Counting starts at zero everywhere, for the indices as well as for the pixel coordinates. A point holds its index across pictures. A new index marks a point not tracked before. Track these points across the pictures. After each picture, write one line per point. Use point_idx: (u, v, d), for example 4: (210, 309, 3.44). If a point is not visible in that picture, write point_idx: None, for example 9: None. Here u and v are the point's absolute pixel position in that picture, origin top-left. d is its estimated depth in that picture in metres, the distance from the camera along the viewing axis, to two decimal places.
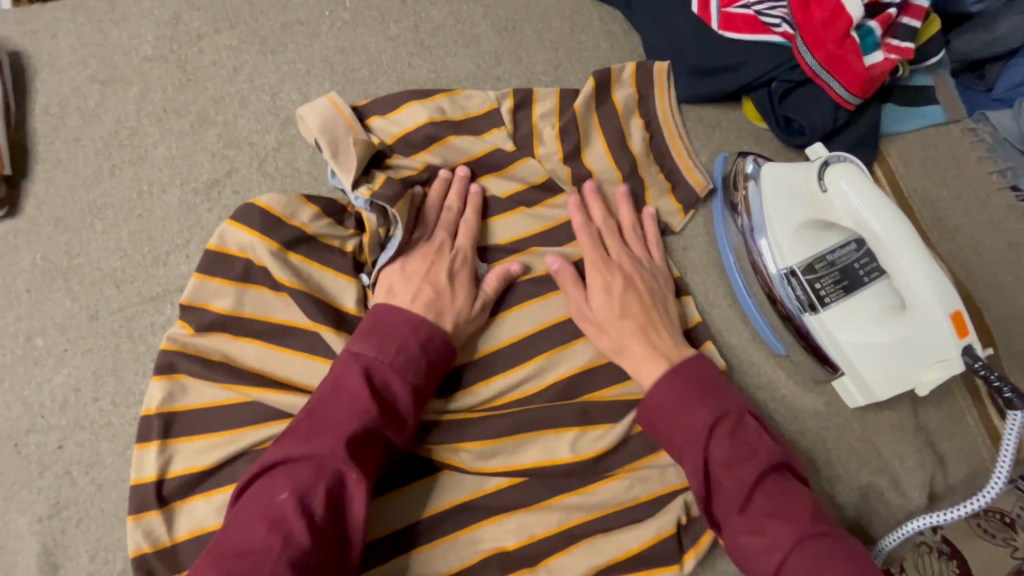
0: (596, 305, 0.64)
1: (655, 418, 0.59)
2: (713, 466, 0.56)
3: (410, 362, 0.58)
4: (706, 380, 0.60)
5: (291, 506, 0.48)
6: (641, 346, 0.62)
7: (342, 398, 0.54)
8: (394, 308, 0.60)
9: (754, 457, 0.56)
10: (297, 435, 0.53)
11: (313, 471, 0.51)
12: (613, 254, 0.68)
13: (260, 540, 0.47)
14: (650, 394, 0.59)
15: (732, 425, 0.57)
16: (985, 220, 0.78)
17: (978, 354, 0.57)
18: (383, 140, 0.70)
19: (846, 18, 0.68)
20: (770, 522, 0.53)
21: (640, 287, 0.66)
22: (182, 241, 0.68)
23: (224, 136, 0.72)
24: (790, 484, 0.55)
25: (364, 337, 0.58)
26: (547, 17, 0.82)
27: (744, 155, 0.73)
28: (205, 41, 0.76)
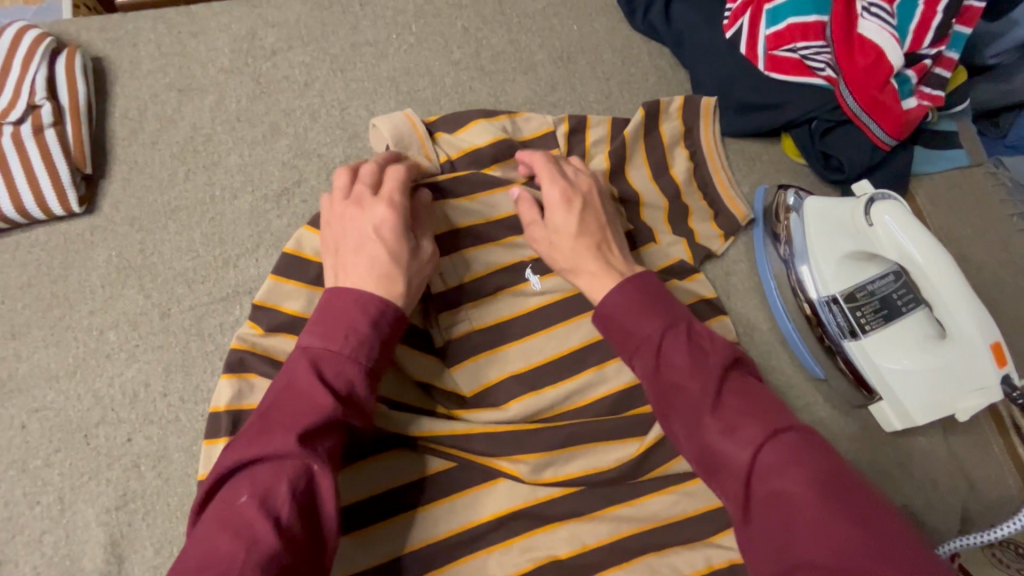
0: (555, 220, 0.66)
1: (611, 330, 0.59)
2: (672, 372, 0.53)
3: (364, 348, 0.54)
4: (656, 291, 0.59)
5: (255, 508, 0.45)
6: (596, 263, 0.63)
7: (294, 392, 0.50)
8: (343, 292, 0.56)
9: (711, 358, 0.53)
10: (251, 436, 0.49)
11: (275, 470, 0.47)
12: (568, 174, 0.69)
13: (224, 549, 0.44)
14: (604, 302, 0.59)
15: (685, 330, 0.56)
16: (1006, 259, 0.83)
17: (1017, 383, 0.61)
18: (448, 154, 0.74)
19: (888, 67, 0.72)
20: (739, 419, 0.50)
21: (596, 207, 0.68)
22: (252, 245, 0.70)
23: (295, 147, 0.75)
24: (753, 383, 0.53)
25: (312, 329, 0.54)
26: (600, 49, 0.87)
27: (785, 188, 0.77)
28: (279, 57, 0.80)
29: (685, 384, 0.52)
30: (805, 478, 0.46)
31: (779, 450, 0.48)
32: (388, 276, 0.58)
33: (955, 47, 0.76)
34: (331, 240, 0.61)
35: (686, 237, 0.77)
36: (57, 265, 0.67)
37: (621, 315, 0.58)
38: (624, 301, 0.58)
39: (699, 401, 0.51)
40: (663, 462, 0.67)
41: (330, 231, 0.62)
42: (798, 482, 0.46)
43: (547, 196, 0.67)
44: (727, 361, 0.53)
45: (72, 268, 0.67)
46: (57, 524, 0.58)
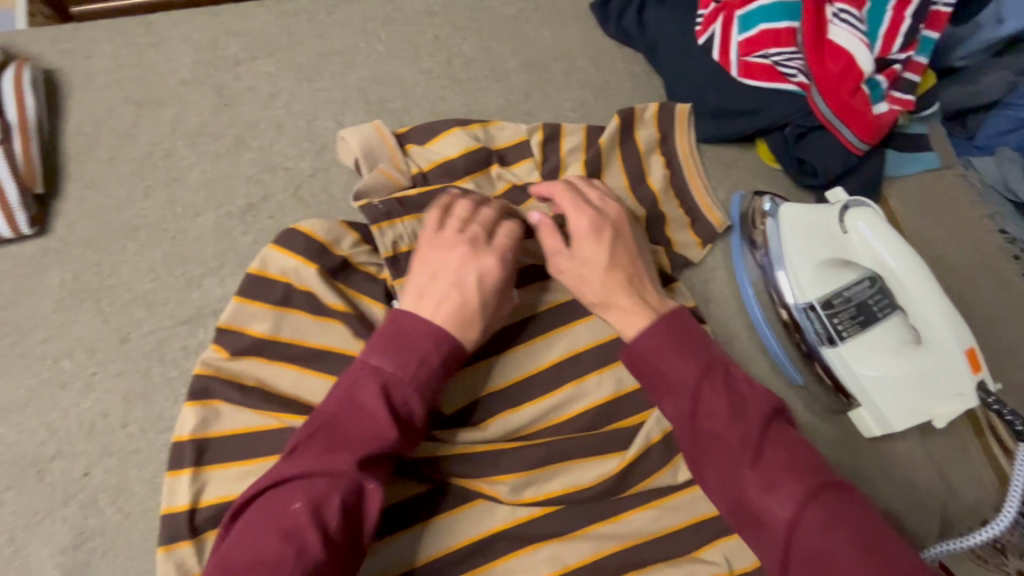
0: (582, 252, 0.63)
1: (642, 372, 0.57)
2: (712, 422, 0.52)
3: (430, 382, 0.55)
4: (691, 332, 0.57)
5: (306, 516, 0.48)
6: (628, 299, 0.61)
7: (360, 412, 0.52)
8: (418, 319, 0.57)
9: (751, 409, 0.53)
10: (313, 447, 0.51)
11: (329, 483, 0.50)
12: (594, 202, 0.67)
13: (273, 552, 0.47)
14: (637, 341, 0.57)
15: (722, 376, 0.55)
16: (976, 260, 0.85)
17: (991, 389, 0.62)
18: (420, 166, 0.72)
19: (859, 72, 0.72)
20: (782, 476, 0.50)
21: (625, 237, 0.66)
22: (216, 264, 0.68)
23: (260, 161, 0.73)
24: (790, 435, 0.53)
25: (384, 351, 0.55)
26: (573, 56, 0.86)
27: (762, 194, 0.77)
28: (242, 67, 0.77)
29: (724, 434, 0.52)
30: (843, 542, 0.46)
31: (819, 511, 0.48)
32: (468, 323, 0.59)
33: (925, 51, 0.76)
34: (423, 264, 0.61)
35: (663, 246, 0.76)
36: (6, 291, 0.64)
37: (654, 355, 0.56)
38: (658, 341, 0.56)
39: (736, 453, 0.51)
40: (643, 478, 0.66)
41: (426, 258, 0.61)
42: (840, 547, 0.46)
43: (572, 226, 0.64)
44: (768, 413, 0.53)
45: (22, 294, 0.64)
46: (9, 566, 0.55)
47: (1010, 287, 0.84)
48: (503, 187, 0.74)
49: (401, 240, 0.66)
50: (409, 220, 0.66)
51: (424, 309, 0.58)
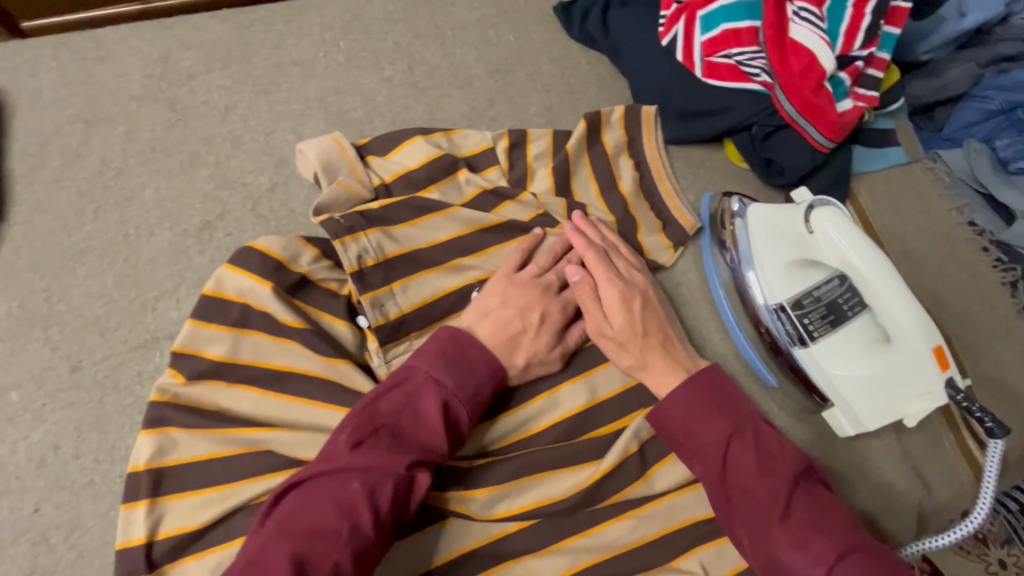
0: (615, 322, 0.63)
1: (670, 433, 0.58)
2: (741, 479, 0.54)
3: (482, 403, 0.59)
4: (721, 390, 0.58)
5: (363, 497, 0.50)
6: (663, 362, 0.62)
7: (421, 416, 0.55)
8: (477, 343, 0.60)
9: (779, 467, 0.53)
10: (375, 439, 0.53)
11: (386, 473, 0.52)
12: (622, 272, 0.67)
13: (331, 524, 0.49)
14: (664, 401, 0.58)
15: (752, 434, 0.55)
16: (946, 254, 0.85)
17: (960, 386, 0.61)
18: (382, 178, 0.71)
19: (821, 70, 0.72)
20: (812, 535, 0.50)
21: (654, 304, 0.66)
22: (172, 285, 0.65)
23: (217, 177, 0.71)
24: (821, 494, 0.54)
25: (449, 364, 0.58)
26: (538, 61, 0.85)
27: (730, 195, 0.77)
28: (196, 80, 0.75)
29: (754, 491, 0.53)
30: None
31: (851, 570, 0.48)
32: (515, 348, 0.63)
33: (886, 47, 0.76)
34: (492, 292, 0.64)
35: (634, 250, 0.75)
36: None
37: (683, 414, 0.57)
38: (687, 401, 0.57)
39: (766, 511, 0.52)
40: (618, 489, 0.65)
41: (497, 285, 0.65)
42: None
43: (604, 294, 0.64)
44: (797, 471, 0.53)
45: None
46: None
47: (979, 280, 0.84)
48: (471, 193, 0.72)
49: (366, 254, 0.64)
50: (373, 233, 0.65)
51: (481, 333, 0.62)
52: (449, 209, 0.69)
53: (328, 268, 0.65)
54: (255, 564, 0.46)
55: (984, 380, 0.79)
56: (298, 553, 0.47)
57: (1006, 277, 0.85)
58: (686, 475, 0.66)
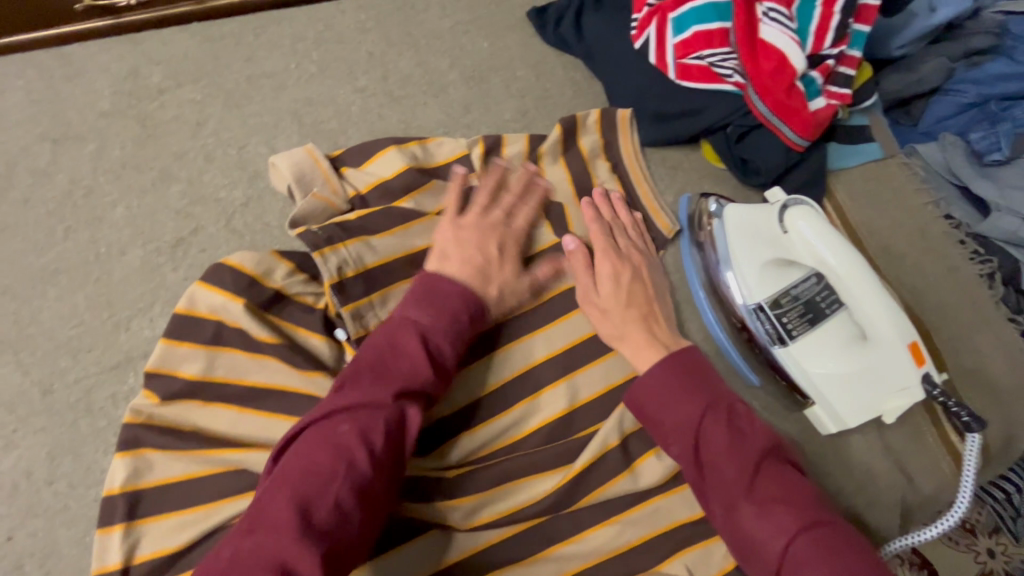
0: (603, 290, 0.67)
1: (645, 413, 0.59)
2: (712, 453, 0.55)
3: (462, 331, 0.60)
4: (695, 370, 0.59)
5: (354, 438, 0.51)
6: (642, 333, 0.65)
7: (402, 354, 0.57)
8: (448, 279, 0.62)
9: (749, 443, 0.55)
10: (360, 381, 0.54)
11: (374, 412, 0.53)
12: (621, 247, 0.71)
13: (326, 466, 0.49)
14: (641, 379, 0.60)
15: (724, 413, 0.57)
16: (924, 247, 0.86)
17: (936, 381, 0.62)
18: (357, 189, 0.70)
19: (792, 71, 0.72)
20: (776, 507, 0.52)
21: (643, 280, 0.70)
22: (145, 304, 0.65)
23: (189, 192, 0.70)
24: (790, 472, 0.55)
25: (420, 304, 0.60)
26: (513, 66, 0.85)
27: (707, 196, 0.77)
28: (167, 96, 0.74)
29: (723, 466, 0.54)
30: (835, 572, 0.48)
31: (813, 540, 0.50)
32: (486, 279, 0.65)
33: (857, 45, 0.76)
34: (447, 232, 0.67)
35: None
36: None
37: (658, 393, 0.59)
38: (662, 379, 0.59)
39: (734, 484, 0.54)
40: (600, 492, 0.64)
41: (451, 224, 0.67)
42: None
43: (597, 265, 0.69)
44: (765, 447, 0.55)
45: None
46: None
47: (957, 272, 0.85)
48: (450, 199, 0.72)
49: (346, 265, 0.63)
50: (353, 243, 0.64)
51: (445, 270, 0.63)
52: (424, 218, 0.69)
53: (306, 282, 0.64)
54: (256, 519, 0.47)
55: (965, 372, 0.79)
56: (298, 497, 0.48)
57: (984, 268, 0.87)
58: (668, 476, 0.65)
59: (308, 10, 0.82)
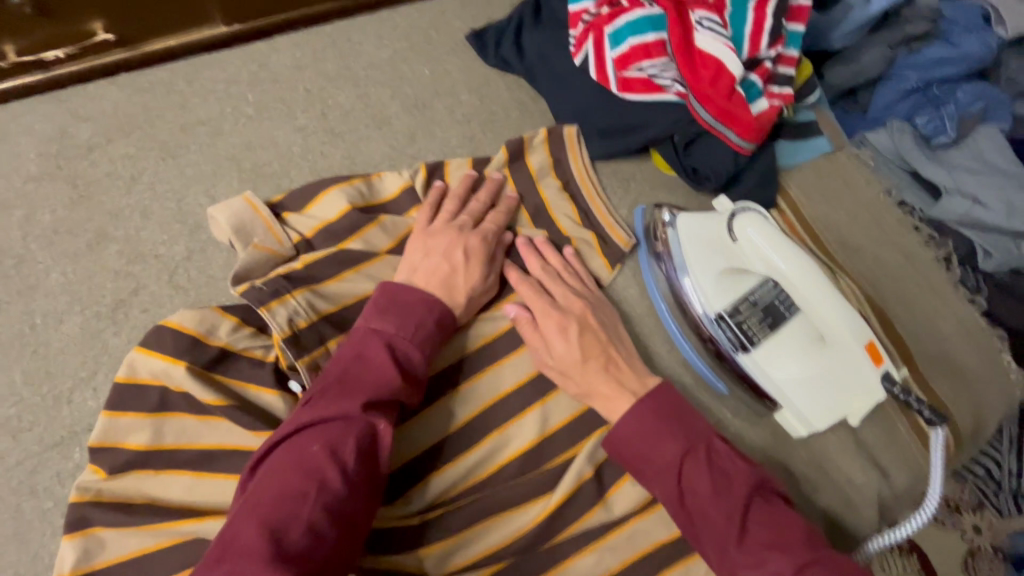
0: (555, 350, 0.65)
1: (629, 456, 0.60)
2: (698, 499, 0.56)
3: (427, 337, 0.60)
4: (673, 412, 0.60)
5: (325, 456, 0.49)
6: (608, 386, 0.64)
7: (368, 365, 0.55)
8: (411, 287, 0.62)
9: (732, 486, 0.56)
10: (328, 395, 0.53)
11: (344, 427, 0.51)
12: (561, 298, 0.68)
13: (296, 486, 0.48)
14: (617, 427, 0.60)
15: (703, 453, 0.57)
16: (880, 236, 0.87)
17: (895, 378, 0.63)
18: (302, 233, 0.68)
19: (730, 76, 0.72)
20: (769, 553, 0.52)
21: (593, 327, 0.67)
22: (87, 374, 0.62)
23: (127, 251, 0.68)
24: (783, 510, 0.55)
25: (383, 314, 0.59)
26: (456, 91, 0.84)
27: (661, 206, 0.77)
28: (97, 152, 0.72)
29: (709, 514, 0.55)
30: None
31: None
32: (450, 273, 0.65)
33: (793, 45, 0.77)
34: (418, 243, 0.67)
35: None
36: None
37: (634, 437, 0.59)
38: (637, 423, 0.60)
39: (724, 534, 0.54)
40: (576, 519, 0.64)
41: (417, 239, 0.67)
42: None
43: (543, 328, 0.66)
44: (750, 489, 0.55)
45: None
46: None
47: (915, 259, 0.86)
48: (396, 234, 0.70)
49: (297, 316, 0.61)
50: (300, 292, 0.62)
51: (414, 281, 0.63)
52: (375, 257, 0.67)
53: (254, 334, 0.62)
54: (227, 547, 0.44)
55: (931, 358, 0.80)
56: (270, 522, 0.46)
57: (940, 253, 0.89)
58: (643, 499, 0.64)
59: (241, 52, 0.81)
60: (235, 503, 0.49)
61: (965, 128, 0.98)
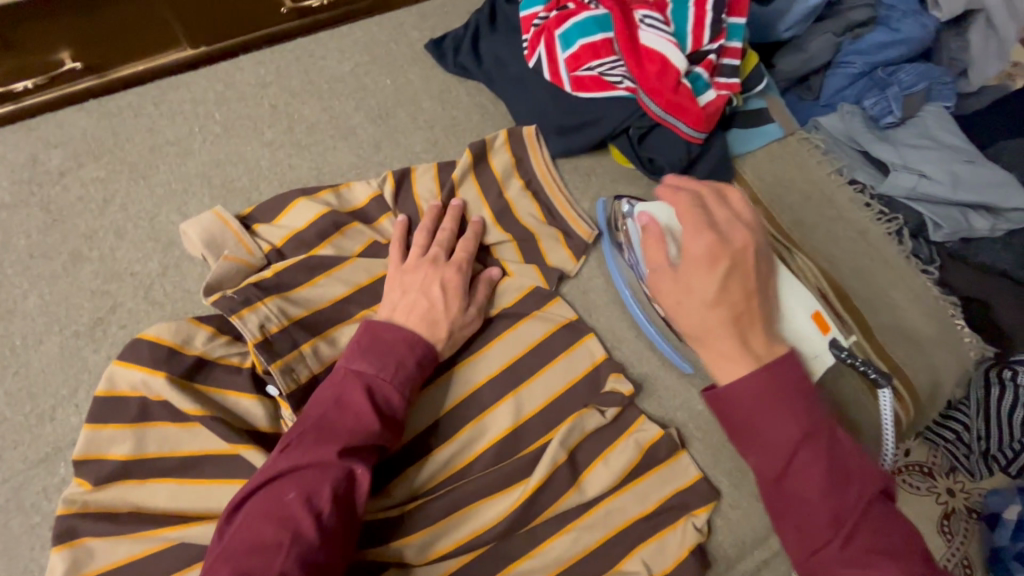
0: (693, 285, 0.60)
1: (737, 425, 0.56)
2: (809, 488, 0.53)
3: (406, 378, 0.62)
4: (797, 393, 0.55)
5: (300, 505, 0.51)
6: (728, 342, 0.58)
7: (347, 411, 0.58)
8: (391, 326, 0.64)
9: (847, 482, 0.53)
10: (305, 441, 0.55)
11: (319, 474, 0.53)
12: (718, 225, 0.62)
13: (270, 536, 0.50)
14: (737, 393, 0.56)
15: (822, 441, 0.54)
16: (834, 215, 0.91)
17: (842, 345, 0.70)
18: (273, 243, 0.71)
19: (676, 70, 0.76)
20: (876, 557, 0.51)
21: (745, 267, 0.60)
22: (69, 391, 0.64)
23: (102, 271, 0.70)
24: (885, 509, 0.54)
25: (364, 356, 0.61)
26: (418, 99, 0.87)
27: (620, 198, 0.79)
28: (69, 177, 0.74)
29: (814, 501, 0.53)
30: None
31: None
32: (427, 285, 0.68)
33: (735, 37, 0.81)
34: (394, 284, 0.69)
35: (537, 263, 0.78)
36: None
37: (748, 408, 0.55)
38: (757, 393, 0.55)
39: (823, 524, 0.52)
40: (552, 502, 0.66)
41: (393, 281, 0.69)
42: None
43: (688, 249, 0.61)
44: (865, 491, 0.53)
45: None
46: None
47: (868, 234, 0.90)
48: (365, 241, 0.73)
49: (268, 322, 0.63)
50: (271, 299, 0.64)
51: (397, 318, 0.65)
52: (344, 262, 0.70)
53: (230, 343, 0.65)
54: None
55: (887, 327, 0.84)
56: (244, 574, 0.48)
57: (891, 227, 0.92)
58: (615, 478, 0.67)
59: (205, 73, 0.83)
60: (213, 548, 0.51)
61: (910, 108, 1.02)
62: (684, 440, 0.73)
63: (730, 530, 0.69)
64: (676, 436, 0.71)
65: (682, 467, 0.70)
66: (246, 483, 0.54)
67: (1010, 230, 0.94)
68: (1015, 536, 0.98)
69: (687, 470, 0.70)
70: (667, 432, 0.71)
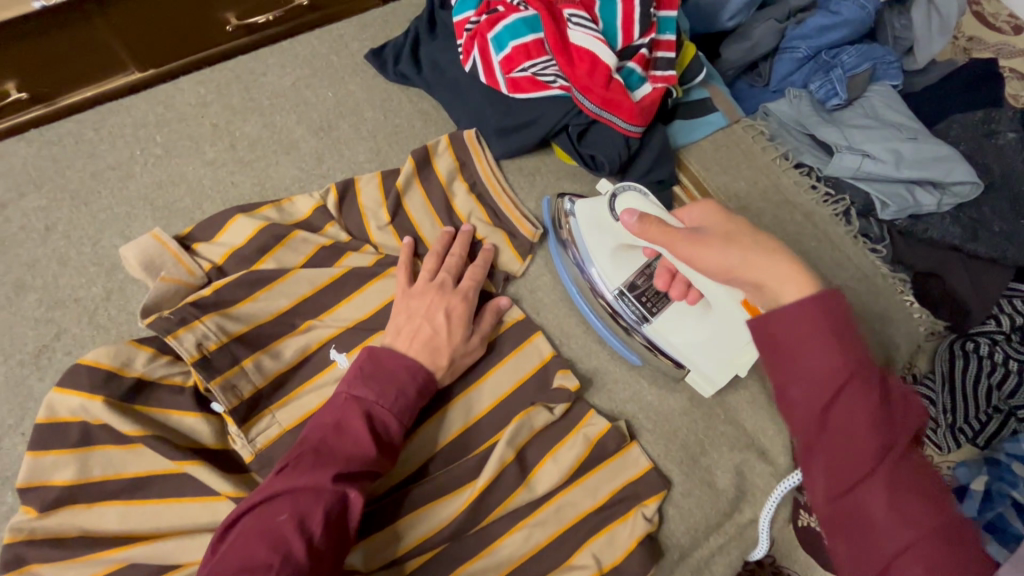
0: (730, 225, 0.61)
1: (775, 350, 0.48)
2: (853, 427, 0.45)
3: (405, 405, 0.62)
4: (851, 324, 0.47)
5: (292, 526, 0.52)
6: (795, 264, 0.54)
7: (345, 436, 0.58)
8: (394, 354, 0.65)
9: (896, 426, 0.46)
10: (301, 465, 0.55)
11: (314, 497, 0.54)
12: None
13: (261, 557, 0.50)
14: (778, 315, 0.48)
15: (872, 379, 0.46)
16: (780, 200, 0.92)
17: None
18: (213, 261, 0.71)
19: (605, 67, 0.77)
20: (915, 507, 0.44)
21: None
22: (15, 420, 0.64)
23: (46, 298, 0.70)
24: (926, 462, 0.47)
25: (366, 381, 0.62)
26: (360, 109, 0.88)
27: (561, 196, 0.79)
28: (10, 208, 0.74)
29: (857, 443, 0.45)
30: None
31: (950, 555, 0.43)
32: (431, 315, 0.68)
33: (668, 30, 0.83)
34: (400, 308, 0.69)
35: None
36: None
37: (789, 333, 0.47)
38: (801, 319, 0.47)
39: (863, 469, 0.45)
40: (502, 500, 0.67)
41: (399, 305, 0.70)
42: None
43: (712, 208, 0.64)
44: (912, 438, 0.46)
45: None
46: None
47: (814, 217, 0.91)
48: (310, 251, 0.74)
49: (206, 340, 0.64)
50: (210, 317, 0.65)
51: (398, 344, 0.66)
52: (286, 276, 0.70)
53: (172, 363, 0.65)
54: None
55: None
56: None
57: (837, 209, 0.94)
58: (564, 475, 0.68)
59: (145, 96, 0.84)
60: (205, 563, 0.51)
61: (855, 89, 1.03)
62: (634, 432, 0.73)
63: (682, 519, 0.70)
64: (625, 428, 0.72)
65: (633, 458, 0.70)
66: (241, 501, 0.54)
67: (957, 204, 0.95)
68: (983, 507, 0.90)
69: (638, 461, 0.70)
70: (616, 424, 0.72)
